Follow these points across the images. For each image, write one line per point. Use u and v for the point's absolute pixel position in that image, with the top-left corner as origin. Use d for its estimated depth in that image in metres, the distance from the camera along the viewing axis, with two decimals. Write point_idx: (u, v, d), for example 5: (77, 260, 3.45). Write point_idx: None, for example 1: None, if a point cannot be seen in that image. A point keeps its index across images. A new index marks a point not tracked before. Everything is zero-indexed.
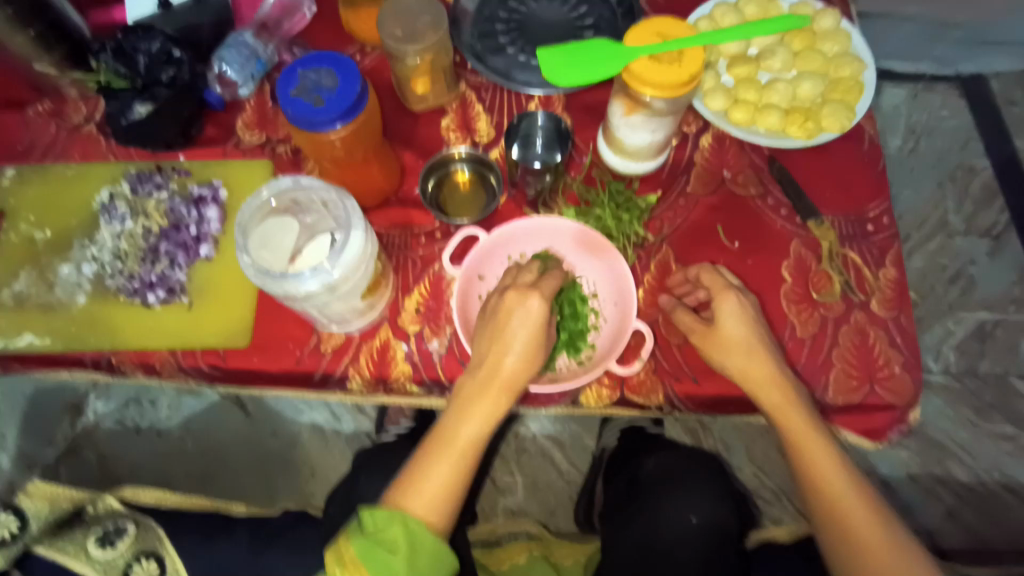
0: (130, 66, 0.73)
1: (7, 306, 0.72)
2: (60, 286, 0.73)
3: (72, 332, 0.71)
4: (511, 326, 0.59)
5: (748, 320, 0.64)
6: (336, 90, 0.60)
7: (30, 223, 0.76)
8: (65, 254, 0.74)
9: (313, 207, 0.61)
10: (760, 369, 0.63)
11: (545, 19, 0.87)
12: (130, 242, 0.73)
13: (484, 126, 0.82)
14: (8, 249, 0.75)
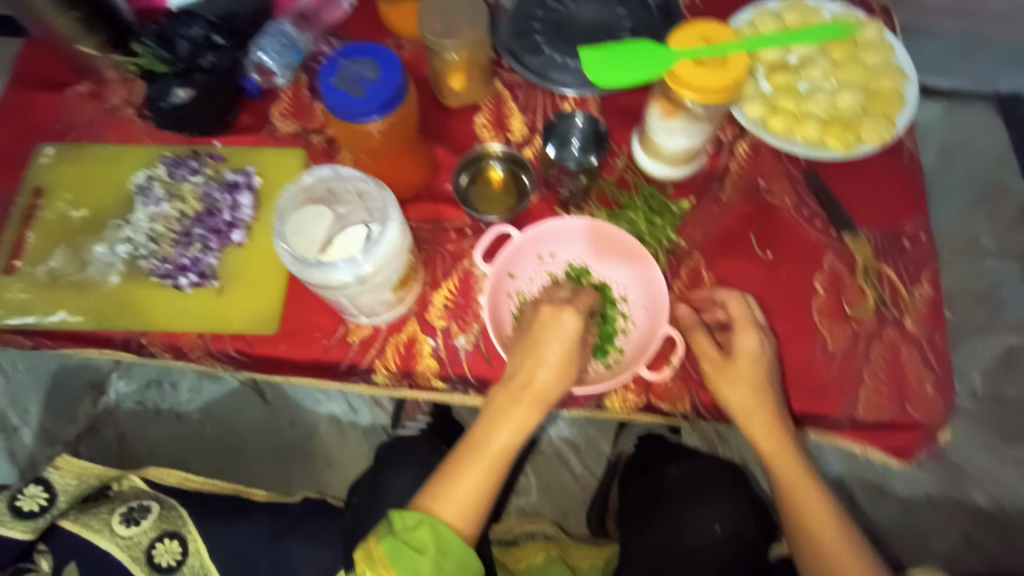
0: (171, 50, 0.73)
1: (40, 282, 0.72)
2: (93, 264, 0.73)
3: (104, 312, 0.71)
4: (547, 338, 0.60)
5: (765, 360, 0.64)
6: (377, 82, 0.60)
7: (66, 201, 0.76)
8: (99, 233, 0.74)
9: (350, 198, 0.61)
10: (762, 410, 0.63)
11: (582, 20, 0.87)
12: (165, 225, 0.73)
13: (518, 124, 0.82)
14: (44, 227, 0.75)
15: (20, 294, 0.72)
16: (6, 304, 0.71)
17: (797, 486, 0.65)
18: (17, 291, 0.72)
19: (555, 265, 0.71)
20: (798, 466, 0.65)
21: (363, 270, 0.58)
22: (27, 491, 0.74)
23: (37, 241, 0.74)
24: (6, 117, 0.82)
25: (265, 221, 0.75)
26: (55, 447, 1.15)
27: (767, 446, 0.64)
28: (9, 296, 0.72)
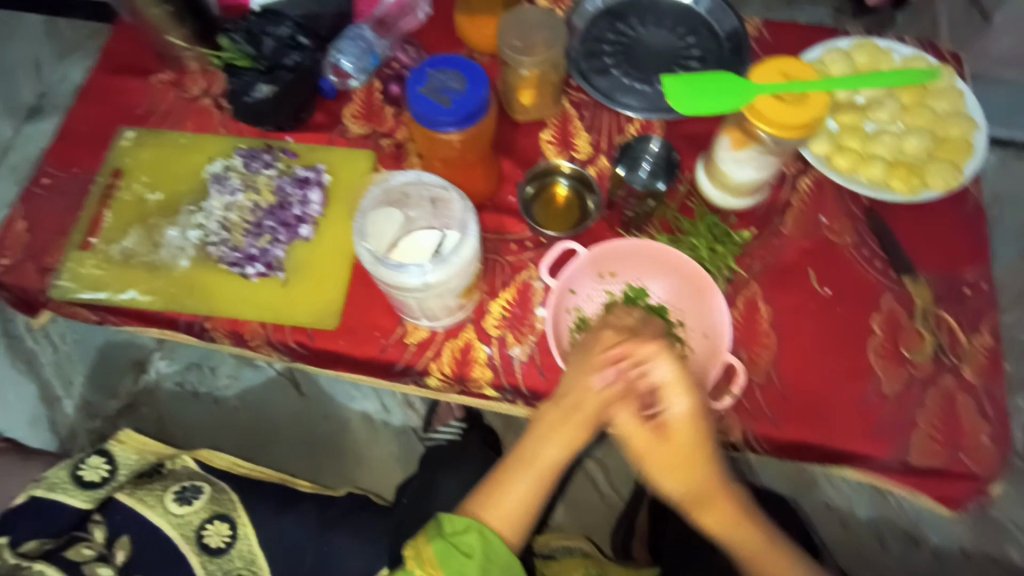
0: (256, 47, 0.77)
1: (114, 260, 0.75)
2: (165, 247, 0.75)
3: (172, 294, 0.73)
4: (605, 362, 0.59)
5: (701, 426, 0.58)
6: (463, 94, 0.61)
7: (142, 183, 0.79)
8: (172, 217, 0.77)
9: (424, 207, 0.64)
10: (699, 483, 0.59)
11: (651, 46, 0.89)
12: (239, 214, 0.76)
13: (583, 143, 0.83)
14: (120, 207, 0.78)
15: (94, 270, 0.74)
16: (80, 279, 0.74)
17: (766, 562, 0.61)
18: (90, 268, 0.74)
19: (612, 284, 0.72)
20: (753, 532, 0.61)
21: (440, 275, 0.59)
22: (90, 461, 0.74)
23: (112, 220, 0.77)
24: (89, 99, 0.85)
25: (332, 219, 0.77)
26: (96, 420, 1.19)
27: (721, 525, 0.61)
28: (83, 272, 0.74)
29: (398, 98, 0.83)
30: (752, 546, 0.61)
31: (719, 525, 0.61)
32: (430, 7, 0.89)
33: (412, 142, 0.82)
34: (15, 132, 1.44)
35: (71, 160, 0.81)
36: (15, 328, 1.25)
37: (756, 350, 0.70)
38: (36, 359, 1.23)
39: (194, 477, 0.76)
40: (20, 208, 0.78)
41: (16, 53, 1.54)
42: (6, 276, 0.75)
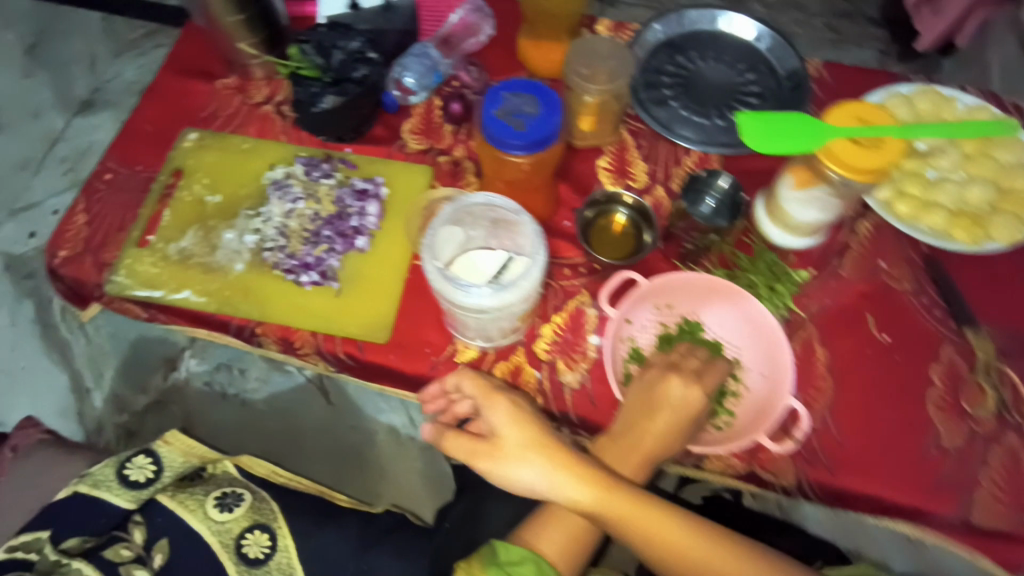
0: (325, 59, 0.77)
1: (171, 259, 0.75)
2: (222, 250, 0.76)
3: (226, 296, 0.74)
4: (667, 408, 0.59)
5: (525, 421, 0.61)
6: (538, 119, 0.61)
7: (202, 185, 0.80)
8: (230, 220, 0.77)
9: (492, 227, 0.63)
10: (564, 473, 0.60)
11: (710, 80, 0.89)
12: (298, 221, 0.77)
13: (639, 172, 0.83)
14: (179, 207, 0.78)
15: (151, 268, 0.75)
16: (136, 276, 0.74)
17: (664, 535, 0.59)
18: (147, 265, 0.75)
19: (668, 316, 0.71)
20: (653, 513, 0.60)
21: (508, 299, 0.58)
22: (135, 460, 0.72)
23: (171, 220, 0.78)
24: (155, 98, 0.86)
25: (388, 232, 0.77)
26: (124, 414, 1.20)
27: (609, 515, 0.59)
28: (140, 269, 0.75)
29: (458, 116, 0.84)
30: (656, 530, 0.59)
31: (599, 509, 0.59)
32: (493, 28, 0.90)
33: (469, 161, 0.83)
34: (65, 124, 1.48)
35: (133, 157, 0.82)
36: (51, 316, 1.27)
37: (812, 393, 0.69)
38: (69, 349, 1.24)
39: (235, 484, 0.73)
40: (81, 201, 0.79)
41: (71, 47, 1.58)
42: (64, 268, 0.75)
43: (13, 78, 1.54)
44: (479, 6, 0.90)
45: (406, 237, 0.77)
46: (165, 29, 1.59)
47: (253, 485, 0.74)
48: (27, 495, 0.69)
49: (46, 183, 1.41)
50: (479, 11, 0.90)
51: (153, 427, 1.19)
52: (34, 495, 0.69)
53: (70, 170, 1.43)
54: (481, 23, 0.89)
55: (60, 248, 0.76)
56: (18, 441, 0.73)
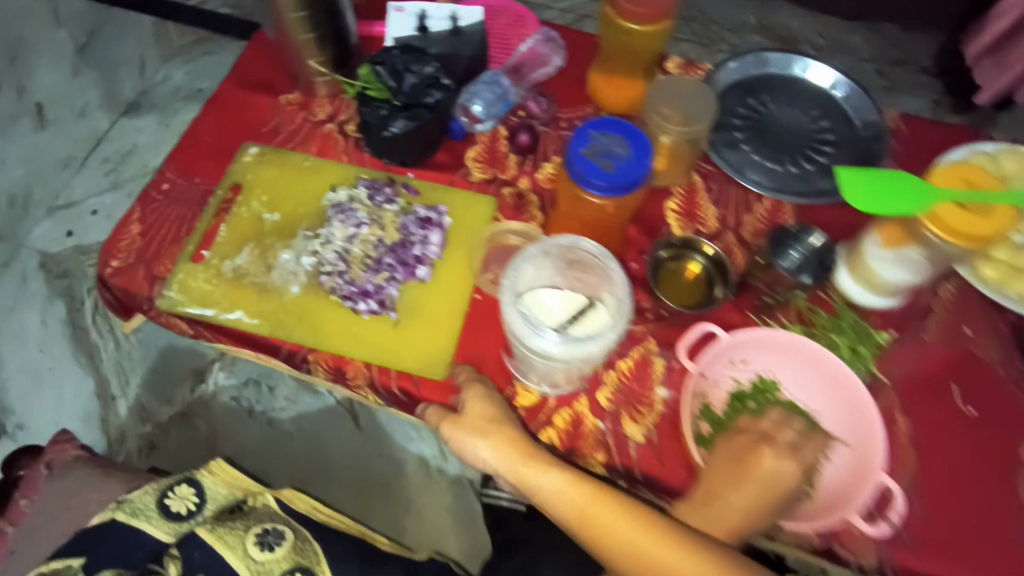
0: (398, 82, 0.76)
1: (225, 277, 0.73)
2: (278, 271, 0.73)
3: (281, 319, 0.71)
4: (756, 479, 0.55)
5: (493, 403, 0.64)
6: (628, 161, 0.59)
7: (260, 202, 0.77)
8: (287, 240, 0.75)
9: (573, 271, 0.62)
10: (516, 449, 0.60)
11: (783, 125, 0.86)
12: (361, 247, 0.74)
13: (709, 216, 0.80)
14: (236, 222, 0.76)
15: (204, 284, 0.72)
16: (188, 292, 0.72)
17: (608, 514, 0.56)
18: (201, 281, 0.72)
19: (742, 372, 0.67)
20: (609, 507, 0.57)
21: (586, 347, 0.55)
22: (176, 490, 0.67)
23: (226, 235, 0.75)
24: (216, 110, 0.84)
25: (450, 263, 0.74)
26: (148, 425, 1.17)
27: (563, 501, 0.58)
28: (193, 285, 0.72)
29: (526, 147, 0.81)
30: (604, 519, 0.56)
31: (547, 484, 0.59)
32: (562, 60, 0.87)
33: (534, 194, 0.80)
34: (110, 125, 1.46)
35: (192, 168, 0.80)
36: (83, 318, 1.25)
37: (897, 467, 0.65)
38: (98, 353, 1.22)
39: (278, 520, 0.67)
40: (137, 211, 0.77)
41: None
42: (114, 278, 0.73)
43: None
44: (551, 38, 0.88)
45: (469, 269, 0.74)
46: (215, 38, 1.59)
47: (297, 523, 0.68)
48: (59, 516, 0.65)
49: (86, 183, 1.41)
50: (552, 43, 0.88)
51: (177, 440, 1.16)
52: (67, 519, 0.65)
53: (112, 172, 1.42)
54: (552, 54, 0.87)
55: (112, 258, 0.74)
56: (52, 458, 0.71)
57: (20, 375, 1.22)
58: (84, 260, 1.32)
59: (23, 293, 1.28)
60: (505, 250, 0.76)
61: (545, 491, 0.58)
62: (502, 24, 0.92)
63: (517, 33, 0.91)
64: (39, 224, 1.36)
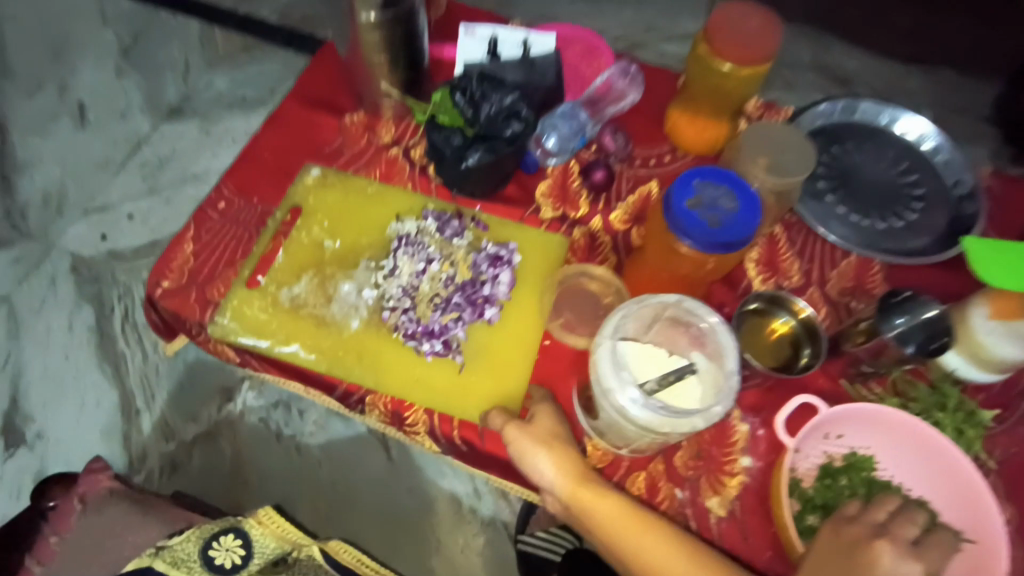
0: (475, 111, 0.72)
1: (282, 306, 0.69)
2: (338, 302, 0.69)
3: (340, 356, 0.67)
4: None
5: (561, 420, 0.62)
6: (737, 217, 0.54)
7: (321, 228, 0.73)
8: (349, 270, 0.71)
9: (663, 324, 0.57)
10: (573, 467, 0.59)
11: (869, 177, 0.81)
12: (430, 284, 0.70)
13: (793, 270, 0.75)
14: (295, 248, 0.72)
15: (259, 313, 0.68)
16: (243, 321, 0.68)
17: (657, 547, 0.56)
18: (255, 310, 0.68)
19: (835, 446, 0.63)
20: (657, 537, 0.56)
21: (693, 421, 0.50)
22: (222, 540, 0.63)
23: (285, 262, 0.71)
24: (276, 126, 0.80)
25: (520, 305, 0.70)
26: (172, 443, 1.12)
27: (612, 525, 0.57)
28: (247, 313, 0.68)
29: (601, 184, 0.77)
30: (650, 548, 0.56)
31: (603, 509, 0.57)
32: (638, 95, 0.83)
33: (607, 235, 0.76)
34: (152, 128, 1.39)
35: (250, 187, 0.76)
36: (111, 326, 1.21)
37: None
38: (125, 364, 1.18)
39: None
40: (191, 229, 0.73)
41: (168, 51, 1.49)
42: (165, 300, 0.69)
43: (105, 76, 1.46)
44: (629, 72, 0.84)
45: (539, 313, 0.70)
46: (262, 45, 1.50)
47: None
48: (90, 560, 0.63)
49: (124, 186, 1.33)
50: (630, 77, 0.84)
51: (201, 461, 1.11)
52: (100, 560, 0.63)
53: (151, 175, 1.34)
54: (628, 89, 0.83)
55: (163, 279, 0.70)
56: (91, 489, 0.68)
57: (43, 382, 1.17)
58: (115, 264, 1.26)
59: (52, 296, 1.24)
60: (577, 291, 0.71)
61: (598, 513, 0.57)
62: (576, 53, 0.88)
63: (592, 64, 0.87)
64: (73, 224, 1.30)
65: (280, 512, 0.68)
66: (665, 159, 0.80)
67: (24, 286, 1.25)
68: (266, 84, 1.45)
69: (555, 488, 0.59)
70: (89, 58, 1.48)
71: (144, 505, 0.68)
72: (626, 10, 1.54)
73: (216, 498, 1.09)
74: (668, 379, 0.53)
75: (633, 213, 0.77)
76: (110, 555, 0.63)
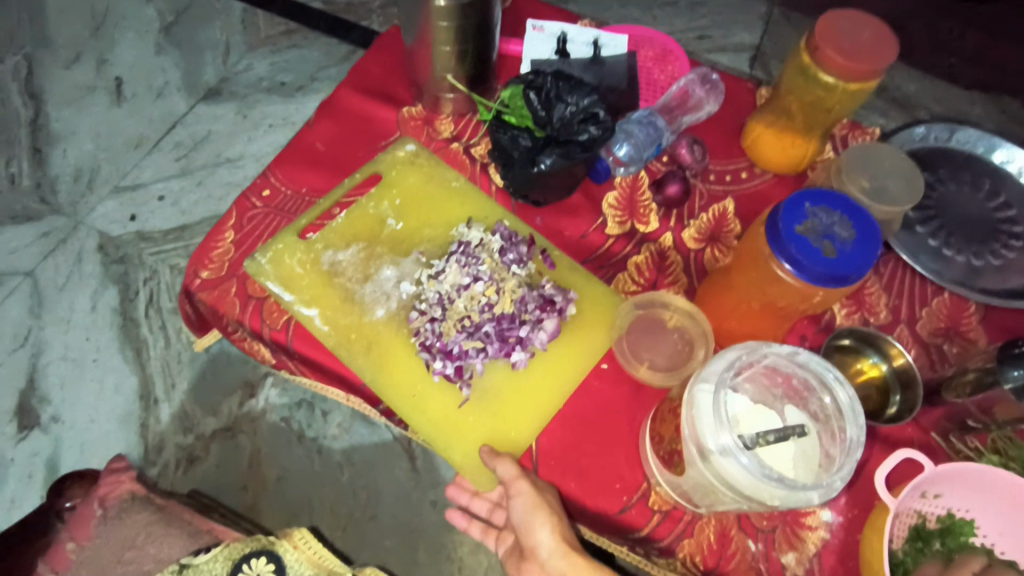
0: (548, 112, 0.68)
1: (320, 268, 0.64)
2: (372, 284, 0.65)
3: (350, 339, 0.62)
4: None
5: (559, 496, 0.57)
6: (851, 247, 0.50)
7: (391, 204, 0.69)
8: (398, 257, 0.66)
9: (757, 371, 0.51)
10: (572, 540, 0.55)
11: (962, 208, 0.74)
12: (466, 302, 0.64)
13: (881, 306, 0.68)
14: (357, 215, 0.67)
15: (296, 265, 0.64)
16: (278, 268, 0.64)
17: None
18: (294, 262, 0.64)
19: (930, 506, 0.56)
20: None
21: (807, 496, 0.44)
22: (252, 563, 0.65)
23: (341, 225, 0.67)
24: (331, 115, 0.75)
25: (552, 360, 0.64)
26: (189, 436, 1.07)
27: None
28: (285, 262, 0.64)
29: (674, 199, 0.71)
30: None
31: None
32: (716, 106, 0.77)
33: (678, 254, 0.70)
34: (188, 109, 1.35)
35: (298, 177, 0.71)
36: (135, 310, 1.17)
37: None
38: (146, 350, 1.13)
39: None
40: (232, 217, 0.68)
41: (209, 31, 1.45)
42: (202, 293, 0.64)
43: (145, 52, 1.42)
44: (710, 80, 0.77)
45: (577, 372, 0.63)
46: (304, 31, 1.45)
47: None
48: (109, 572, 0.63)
49: (157, 166, 1.29)
50: (710, 86, 0.78)
51: (217, 456, 1.06)
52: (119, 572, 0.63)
53: (184, 157, 1.30)
54: (706, 99, 0.77)
55: (202, 268, 0.65)
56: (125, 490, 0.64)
57: (61, 362, 1.13)
58: (144, 246, 1.22)
59: (77, 274, 1.20)
60: (648, 319, 0.65)
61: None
62: (647, 57, 0.81)
63: (665, 69, 0.80)
64: (104, 202, 1.26)
65: (310, 537, 0.69)
66: (741, 175, 0.74)
67: (49, 262, 1.21)
68: (306, 71, 1.40)
69: (550, 559, 0.55)
70: (130, 33, 1.45)
71: (166, 515, 0.68)
72: (678, 17, 1.47)
73: (228, 498, 1.04)
74: (768, 439, 0.48)
75: (707, 232, 0.71)
76: (130, 567, 0.64)
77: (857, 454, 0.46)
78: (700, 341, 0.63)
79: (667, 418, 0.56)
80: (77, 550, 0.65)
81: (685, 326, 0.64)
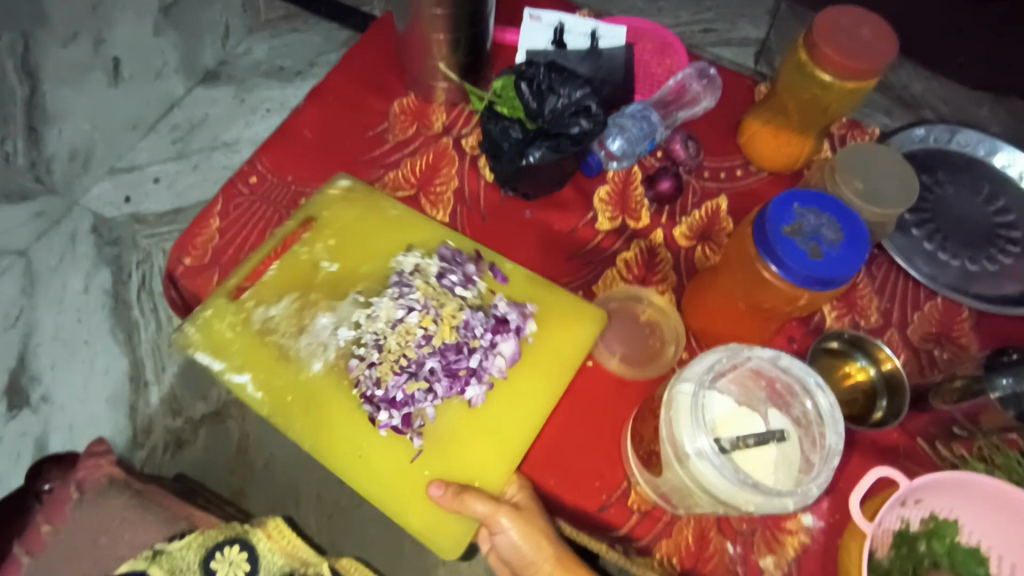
0: (539, 104, 0.66)
1: (252, 328, 0.62)
2: (308, 337, 0.62)
3: (287, 402, 0.60)
4: None
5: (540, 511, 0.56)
6: (839, 250, 0.49)
7: (325, 245, 0.66)
8: (334, 301, 0.63)
9: (741, 373, 0.51)
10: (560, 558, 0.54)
11: (959, 212, 0.73)
12: (400, 340, 0.61)
13: (872, 309, 0.67)
14: (289, 263, 0.65)
15: (225, 330, 0.62)
16: (207, 335, 0.61)
17: None
18: (223, 326, 0.62)
19: (912, 511, 0.55)
20: None
21: (783, 503, 0.44)
22: (225, 550, 0.66)
23: (273, 277, 0.64)
24: (321, 100, 0.74)
25: (509, 387, 0.61)
26: (178, 419, 1.08)
27: None
28: (215, 328, 0.62)
29: (666, 195, 0.70)
30: None
31: None
32: (714, 102, 0.76)
33: (667, 250, 0.69)
34: (185, 91, 1.34)
35: (285, 165, 0.71)
36: (127, 292, 1.16)
37: None
38: (137, 333, 1.13)
39: None
40: (218, 202, 0.67)
41: (209, 12, 1.43)
42: (185, 280, 0.65)
43: (143, 32, 1.40)
44: (707, 75, 0.76)
45: (542, 403, 0.60)
46: (305, 15, 1.43)
47: None
48: (85, 554, 0.64)
49: (152, 148, 1.28)
50: (707, 80, 0.76)
51: (205, 441, 1.07)
52: (94, 556, 0.64)
53: (180, 140, 1.29)
54: (703, 94, 0.76)
55: (185, 255, 0.65)
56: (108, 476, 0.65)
57: (53, 344, 1.13)
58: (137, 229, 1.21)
59: (70, 255, 1.19)
60: (622, 314, 0.66)
61: None
62: (645, 49, 0.80)
63: (663, 62, 0.79)
64: (98, 182, 1.25)
65: (287, 529, 0.70)
66: (736, 173, 0.73)
67: (43, 242, 1.21)
68: (305, 56, 1.38)
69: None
70: (129, 12, 1.42)
71: (144, 500, 0.68)
72: (683, 10, 1.45)
73: (214, 482, 1.04)
74: (747, 442, 0.48)
75: (697, 230, 0.70)
76: (105, 551, 0.65)
77: (835, 462, 0.45)
78: (672, 340, 0.64)
79: (648, 418, 0.56)
80: (52, 532, 0.66)
81: (659, 322, 0.66)
